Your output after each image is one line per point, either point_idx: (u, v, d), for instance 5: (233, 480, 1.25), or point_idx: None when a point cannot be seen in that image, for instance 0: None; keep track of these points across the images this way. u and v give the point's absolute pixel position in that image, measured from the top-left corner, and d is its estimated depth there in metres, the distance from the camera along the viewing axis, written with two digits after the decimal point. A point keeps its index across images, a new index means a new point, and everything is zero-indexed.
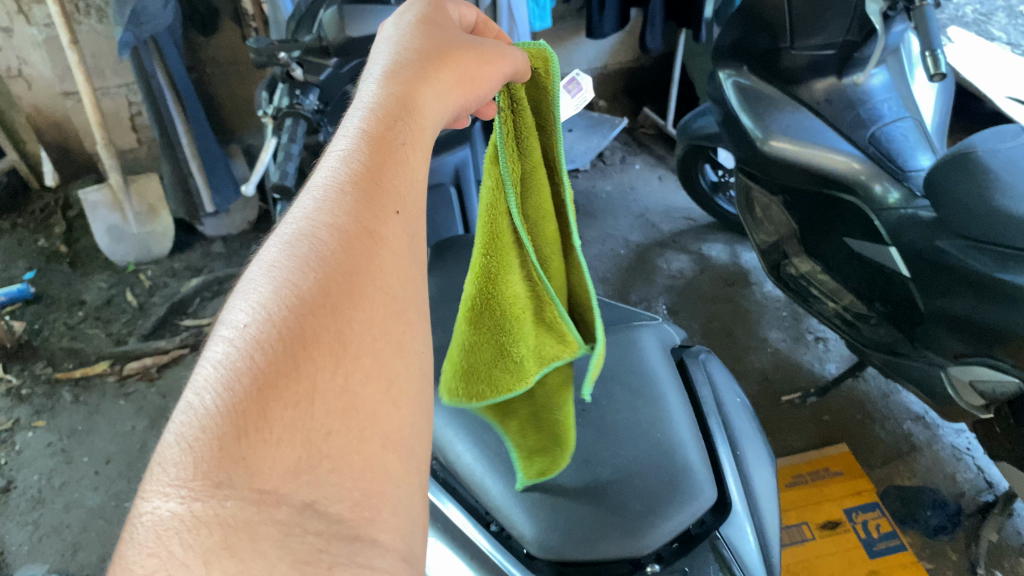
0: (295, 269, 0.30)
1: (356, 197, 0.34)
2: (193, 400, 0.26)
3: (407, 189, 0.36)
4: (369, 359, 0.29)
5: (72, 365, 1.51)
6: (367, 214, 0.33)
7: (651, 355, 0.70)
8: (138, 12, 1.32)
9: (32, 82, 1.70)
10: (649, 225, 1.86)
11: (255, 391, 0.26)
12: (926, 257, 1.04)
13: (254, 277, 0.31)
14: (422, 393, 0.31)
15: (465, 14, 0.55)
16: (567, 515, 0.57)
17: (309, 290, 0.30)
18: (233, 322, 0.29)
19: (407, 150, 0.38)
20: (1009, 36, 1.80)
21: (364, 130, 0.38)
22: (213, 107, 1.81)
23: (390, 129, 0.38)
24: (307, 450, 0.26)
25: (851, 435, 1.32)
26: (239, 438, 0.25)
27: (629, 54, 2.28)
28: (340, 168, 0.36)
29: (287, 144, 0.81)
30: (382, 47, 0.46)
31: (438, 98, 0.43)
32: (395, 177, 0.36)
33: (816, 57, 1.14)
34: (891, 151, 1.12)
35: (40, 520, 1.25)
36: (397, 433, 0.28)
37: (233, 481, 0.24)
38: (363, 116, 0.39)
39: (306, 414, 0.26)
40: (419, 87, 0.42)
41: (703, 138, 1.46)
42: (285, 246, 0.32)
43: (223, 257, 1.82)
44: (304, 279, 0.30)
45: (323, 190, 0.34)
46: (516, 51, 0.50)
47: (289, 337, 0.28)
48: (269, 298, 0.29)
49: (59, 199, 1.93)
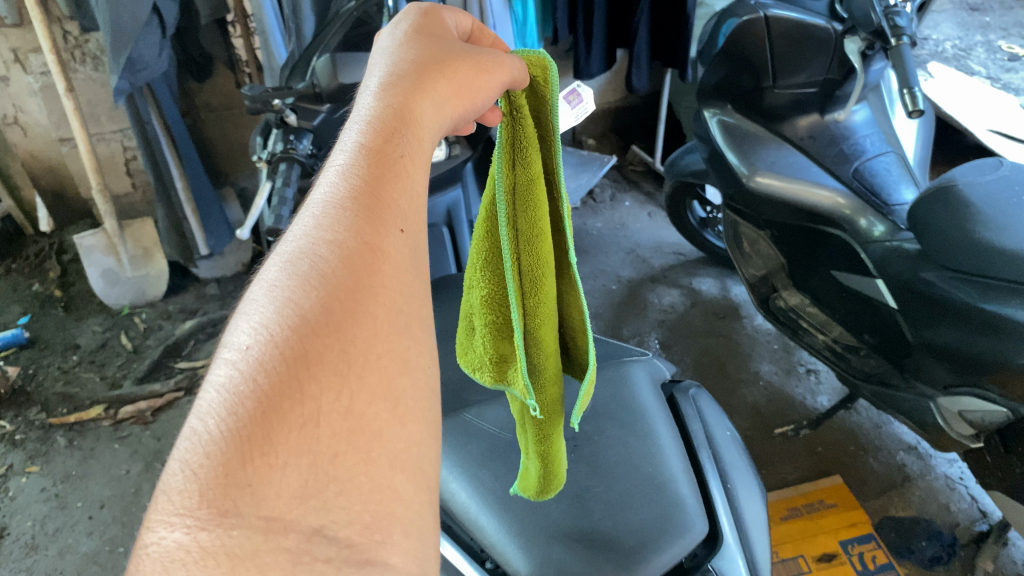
0: (297, 288, 0.31)
1: (355, 212, 0.35)
2: (197, 425, 0.27)
3: (408, 204, 0.37)
4: (373, 377, 0.30)
5: (66, 410, 1.51)
6: (367, 229, 0.34)
7: (642, 390, 0.71)
8: (133, 60, 1.35)
9: (28, 129, 1.73)
10: (641, 261, 1.88)
11: (259, 414, 0.27)
12: (911, 288, 1.06)
13: (255, 297, 0.31)
14: (426, 409, 0.32)
15: (461, 21, 0.57)
16: (562, 550, 0.57)
17: (311, 308, 0.30)
18: (237, 342, 0.29)
19: (407, 163, 0.39)
20: (988, 71, 1.85)
21: (362, 143, 0.39)
22: (208, 152, 1.84)
23: (389, 142, 0.39)
24: (313, 473, 0.26)
25: (844, 466, 1.33)
26: (244, 464, 0.26)
27: (617, 94, 2.32)
28: (339, 183, 0.36)
29: (281, 188, 0.82)
30: (379, 58, 0.48)
31: (436, 109, 0.44)
32: (395, 189, 0.37)
33: (799, 95, 1.17)
34: (875, 186, 1.15)
35: (33, 567, 1.24)
36: (404, 452, 0.29)
37: (239, 510, 0.25)
38: (360, 130, 0.40)
39: (313, 437, 0.27)
40: (416, 98, 0.43)
41: (691, 175, 1.48)
42: (285, 265, 0.32)
43: (218, 299, 1.83)
44: (306, 297, 0.31)
45: (325, 205, 0.35)
46: (514, 59, 0.49)
47: (292, 356, 0.29)
48: (271, 318, 0.30)
49: (54, 244, 1.94)
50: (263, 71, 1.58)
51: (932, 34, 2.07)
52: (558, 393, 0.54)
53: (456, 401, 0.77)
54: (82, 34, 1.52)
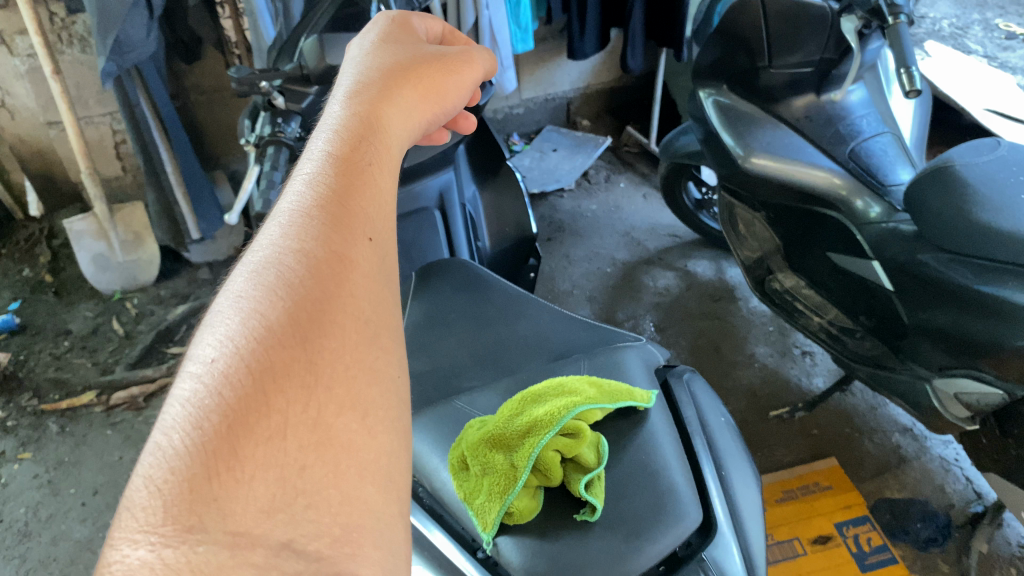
0: (263, 298, 0.30)
1: (324, 220, 0.33)
2: (160, 439, 0.26)
3: (377, 210, 0.36)
4: (342, 388, 0.29)
5: (58, 396, 1.50)
6: (336, 238, 0.33)
7: (636, 374, 0.70)
8: (120, 41, 1.32)
9: (16, 112, 1.71)
10: (636, 243, 1.87)
11: (225, 428, 0.26)
12: (907, 270, 1.05)
13: (220, 308, 0.30)
14: (398, 419, 0.30)
15: (431, 26, 0.57)
16: (555, 543, 0.55)
17: (277, 319, 0.29)
18: (200, 355, 0.28)
19: (376, 170, 0.37)
20: (985, 49, 1.83)
21: (330, 150, 0.37)
22: (198, 135, 1.81)
23: (357, 149, 0.38)
24: (281, 486, 0.26)
25: (839, 448, 1.33)
26: (209, 479, 0.25)
27: (612, 74, 2.30)
28: (307, 191, 0.35)
29: (270, 172, 0.80)
30: (347, 66, 0.47)
31: (404, 113, 0.43)
32: (365, 196, 0.36)
33: (794, 75, 1.15)
34: (871, 165, 1.13)
35: (26, 554, 1.24)
36: (373, 460, 0.28)
37: (205, 525, 0.24)
38: (329, 136, 0.38)
39: (279, 450, 0.26)
40: (384, 103, 0.42)
41: (685, 156, 1.47)
42: (251, 275, 0.31)
43: (210, 283, 1.81)
44: (271, 308, 0.29)
45: (293, 212, 0.34)
46: (482, 61, 0.54)
47: (258, 368, 0.27)
48: (236, 329, 0.28)
49: (44, 229, 1.92)
50: (252, 52, 1.56)
51: (928, 13, 2.05)
52: (543, 468, 0.56)
53: (447, 388, 0.76)
54: (68, 15, 1.50)
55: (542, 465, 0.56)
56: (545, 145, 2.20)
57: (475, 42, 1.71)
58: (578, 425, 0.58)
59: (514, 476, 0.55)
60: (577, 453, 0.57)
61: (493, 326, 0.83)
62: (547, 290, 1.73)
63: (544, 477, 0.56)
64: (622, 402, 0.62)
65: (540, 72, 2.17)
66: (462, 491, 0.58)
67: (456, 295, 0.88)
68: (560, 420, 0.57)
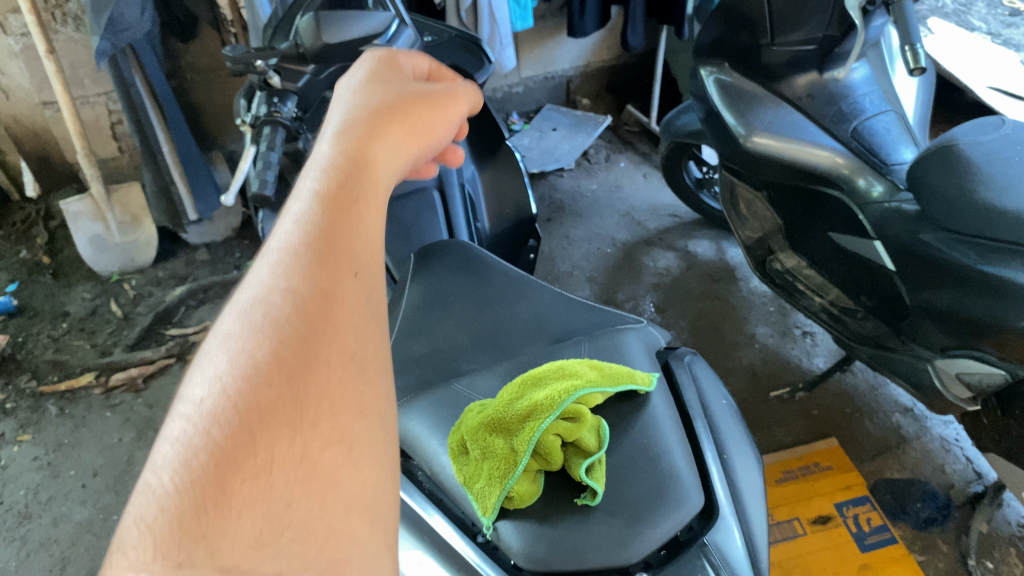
0: (251, 336, 0.29)
1: (314, 252, 0.32)
2: (153, 479, 0.25)
3: (367, 243, 0.34)
4: (330, 424, 0.28)
5: (57, 378, 1.50)
6: (326, 270, 0.32)
7: (636, 356, 0.70)
8: (114, 20, 1.31)
9: (10, 92, 1.69)
10: (636, 223, 1.86)
11: (213, 466, 0.25)
12: (910, 250, 1.04)
13: (210, 348, 0.29)
14: (385, 452, 0.29)
15: (420, 61, 0.56)
16: (557, 527, 0.55)
17: (265, 357, 0.28)
18: (193, 397, 0.27)
19: (366, 203, 0.36)
20: (989, 26, 1.81)
21: (320, 184, 0.36)
22: (195, 115, 1.80)
23: (348, 181, 0.36)
24: (269, 523, 0.25)
25: (840, 428, 1.33)
26: (197, 516, 0.24)
27: (612, 52, 2.28)
28: (296, 224, 0.34)
29: (265, 152, 0.79)
30: (338, 98, 0.46)
31: (394, 147, 0.42)
32: (355, 229, 0.34)
33: (797, 53, 1.13)
34: (874, 145, 1.12)
35: (27, 536, 1.24)
36: (360, 498, 0.27)
37: (194, 561, 0.23)
38: (320, 168, 0.37)
39: (267, 486, 0.25)
40: (375, 136, 0.41)
41: (686, 135, 1.46)
42: (240, 312, 0.30)
43: (208, 265, 1.80)
44: (259, 346, 0.28)
45: (282, 250, 0.32)
46: (468, 93, 0.52)
47: (245, 408, 0.26)
48: (225, 368, 0.28)
49: (40, 209, 1.91)
50: (248, 30, 1.54)
51: None
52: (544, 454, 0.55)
53: (446, 370, 0.75)
54: None
55: (544, 450, 0.55)
56: (544, 124, 2.18)
57: (474, 20, 1.69)
58: (580, 409, 0.57)
59: (516, 461, 0.54)
60: (580, 438, 0.56)
61: (494, 308, 0.82)
62: (547, 271, 1.72)
63: (546, 462, 0.56)
64: (623, 384, 0.62)
65: (539, 50, 2.15)
66: (462, 477, 0.58)
67: (456, 277, 0.87)
68: (561, 405, 0.56)
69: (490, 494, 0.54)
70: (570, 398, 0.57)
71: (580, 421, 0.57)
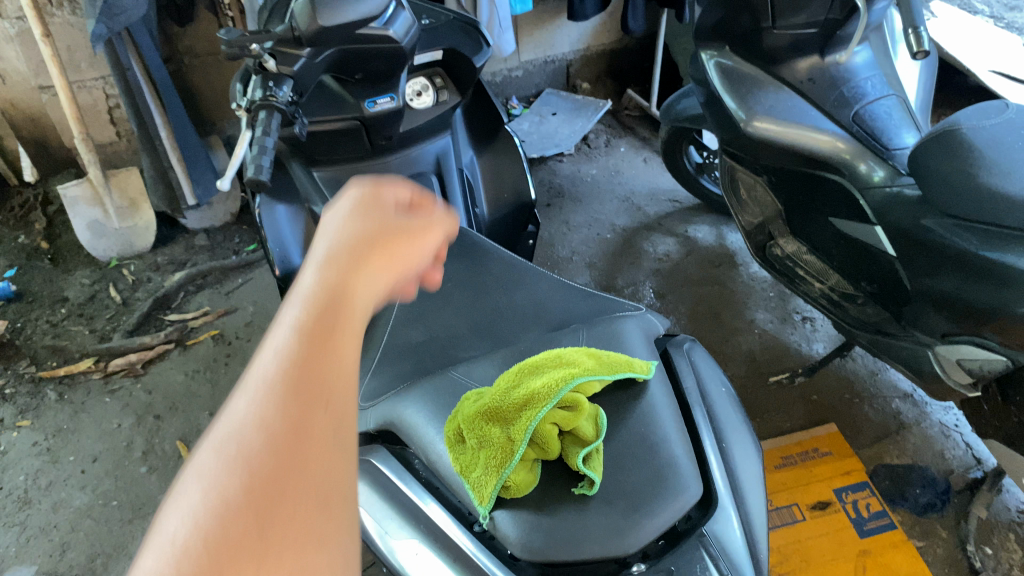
0: (221, 471, 0.25)
1: (289, 377, 0.29)
2: None
3: (346, 375, 0.31)
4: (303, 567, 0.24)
5: (56, 363, 1.50)
6: (300, 398, 0.28)
7: (634, 342, 0.70)
8: (110, 3, 1.30)
9: (7, 76, 1.68)
10: (636, 208, 1.85)
11: None
12: (912, 236, 1.04)
13: (177, 486, 0.25)
14: None
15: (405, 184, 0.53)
16: (555, 517, 0.55)
17: (235, 495, 0.25)
18: (162, 531, 0.24)
19: (346, 334, 0.32)
20: (992, 9, 1.79)
21: (299, 309, 0.32)
22: (193, 99, 1.79)
23: (328, 306, 0.33)
24: None
25: (839, 414, 1.33)
26: None
27: (612, 36, 2.26)
28: (270, 354, 0.30)
29: (261, 138, 0.78)
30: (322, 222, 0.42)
31: (379, 272, 0.38)
32: (334, 360, 0.31)
33: (797, 37, 1.11)
34: (875, 129, 1.10)
35: (27, 521, 1.24)
36: None
37: None
38: (300, 292, 0.33)
39: None
40: (359, 261, 0.37)
41: (686, 120, 1.45)
42: (209, 446, 0.26)
43: (207, 250, 1.80)
44: (229, 484, 0.25)
45: (257, 380, 0.29)
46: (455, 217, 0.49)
47: (213, 549, 0.23)
48: (194, 505, 0.24)
49: (39, 194, 1.90)
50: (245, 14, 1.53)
51: None
52: (540, 444, 0.55)
53: (444, 358, 0.75)
54: None
55: (540, 440, 0.55)
56: (544, 109, 2.17)
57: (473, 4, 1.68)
58: (576, 399, 0.57)
59: (512, 453, 0.54)
60: (576, 428, 0.56)
61: (492, 294, 0.82)
62: (547, 256, 1.72)
63: (543, 452, 0.55)
64: (621, 373, 0.61)
65: (539, 34, 2.13)
66: (459, 466, 0.58)
67: (454, 263, 0.86)
68: (557, 395, 0.56)
69: (486, 485, 0.55)
70: (567, 388, 0.56)
71: (577, 411, 0.56)
